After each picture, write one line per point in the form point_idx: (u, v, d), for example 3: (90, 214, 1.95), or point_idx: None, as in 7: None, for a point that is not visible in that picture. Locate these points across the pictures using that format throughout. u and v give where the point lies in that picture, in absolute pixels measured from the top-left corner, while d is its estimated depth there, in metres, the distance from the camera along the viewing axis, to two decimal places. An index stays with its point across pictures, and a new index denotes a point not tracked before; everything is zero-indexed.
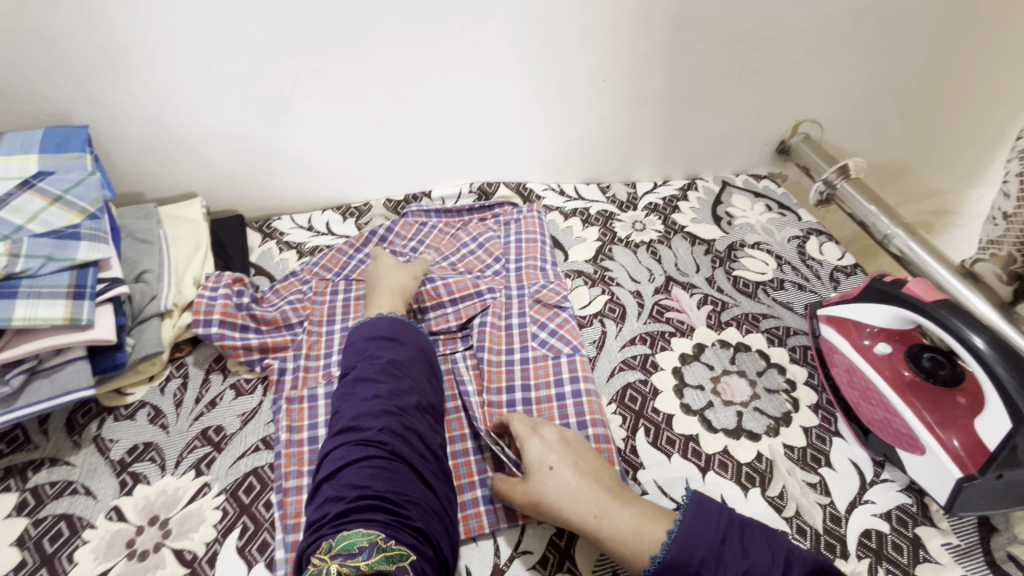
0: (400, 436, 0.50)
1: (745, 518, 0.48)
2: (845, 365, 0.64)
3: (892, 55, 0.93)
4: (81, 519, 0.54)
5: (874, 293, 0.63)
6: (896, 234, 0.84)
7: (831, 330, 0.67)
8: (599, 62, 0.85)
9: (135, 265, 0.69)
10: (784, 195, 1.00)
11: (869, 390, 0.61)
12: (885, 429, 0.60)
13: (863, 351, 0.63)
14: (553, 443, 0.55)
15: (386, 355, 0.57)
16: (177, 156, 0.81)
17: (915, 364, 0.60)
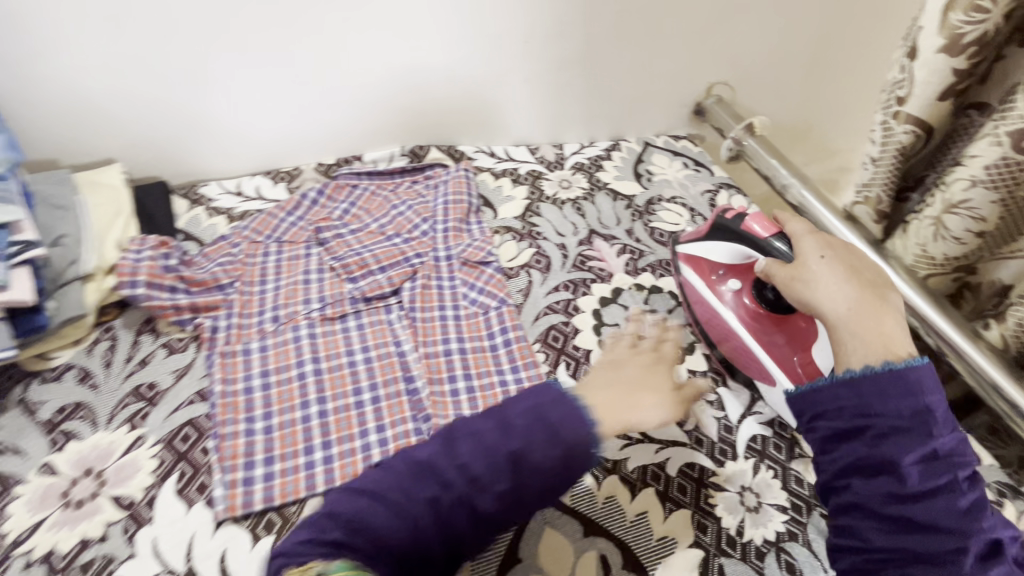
0: None
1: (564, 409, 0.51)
2: (705, 306, 0.69)
3: (791, 21, 1.01)
4: (13, 475, 0.54)
5: (721, 231, 0.66)
6: (792, 183, 0.92)
7: (690, 271, 0.71)
8: (520, 24, 0.88)
9: (51, 229, 0.68)
10: (700, 154, 1.07)
11: (722, 325, 0.67)
12: (745, 364, 0.66)
13: (713, 287, 0.68)
14: (816, 243, 0.57)
15: None
16: (93, 120, 0.79)
17: (762, 298, 0.65)
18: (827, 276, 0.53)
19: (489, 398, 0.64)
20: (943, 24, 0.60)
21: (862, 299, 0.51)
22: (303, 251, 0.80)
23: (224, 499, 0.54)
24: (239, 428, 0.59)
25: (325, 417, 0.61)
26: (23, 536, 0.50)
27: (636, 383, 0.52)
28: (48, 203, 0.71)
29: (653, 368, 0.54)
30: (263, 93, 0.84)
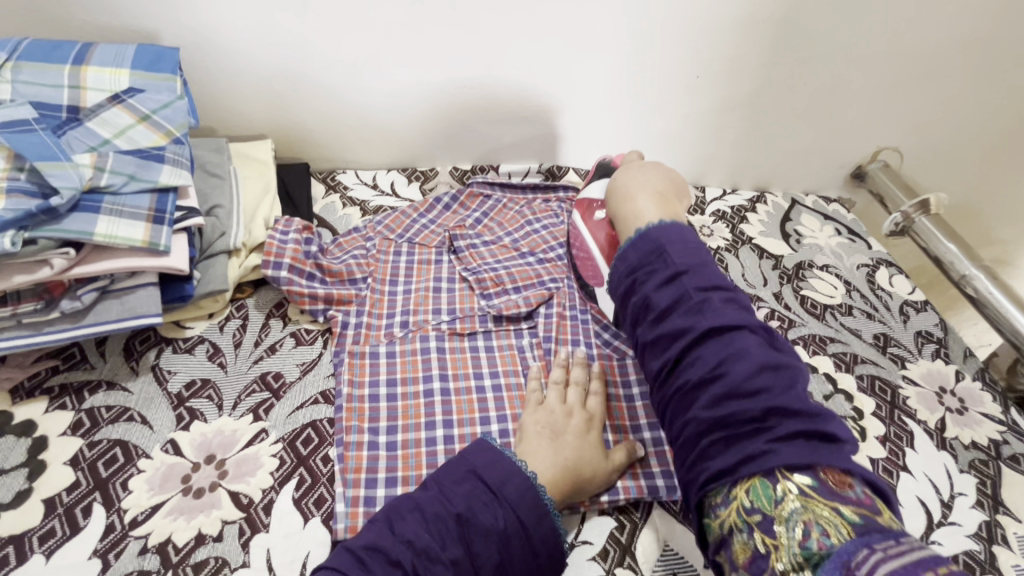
0: None
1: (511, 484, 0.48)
2: (580, 240, 0.72)
3: (992, 94, 0.90)
4: (137, 447, 0.52)
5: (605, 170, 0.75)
6: (975, 275, 0.81)
7: (575, 214, 0.75)
8: (696, 58, 0.82)
9: (206, 199, 0.67)
10: (854, 221, 0.97)
11: (583, 249, 0.71)
12: (591, 281, 0.70)
13: (588, 226, 0.71)
14: (631, 171, 0.66)
15: (462, 504, 0.46)
16: (255, 95, 0.79)
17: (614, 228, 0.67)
18: (635, 185, 0.64)
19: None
20: None
21: (656, 202, 0.61)
22: (434, 257, 0.76)
23: (345, 518, 0.49)
24: (363, 440, 0.55)
25: (451, 444, 0.56)
26: (142, 516, 0.48)
27: (564, 456, 0.52)
28: (205, 171, 0.70)
29: (581, 432, 0.55)
30: (418, 91, 0.82)
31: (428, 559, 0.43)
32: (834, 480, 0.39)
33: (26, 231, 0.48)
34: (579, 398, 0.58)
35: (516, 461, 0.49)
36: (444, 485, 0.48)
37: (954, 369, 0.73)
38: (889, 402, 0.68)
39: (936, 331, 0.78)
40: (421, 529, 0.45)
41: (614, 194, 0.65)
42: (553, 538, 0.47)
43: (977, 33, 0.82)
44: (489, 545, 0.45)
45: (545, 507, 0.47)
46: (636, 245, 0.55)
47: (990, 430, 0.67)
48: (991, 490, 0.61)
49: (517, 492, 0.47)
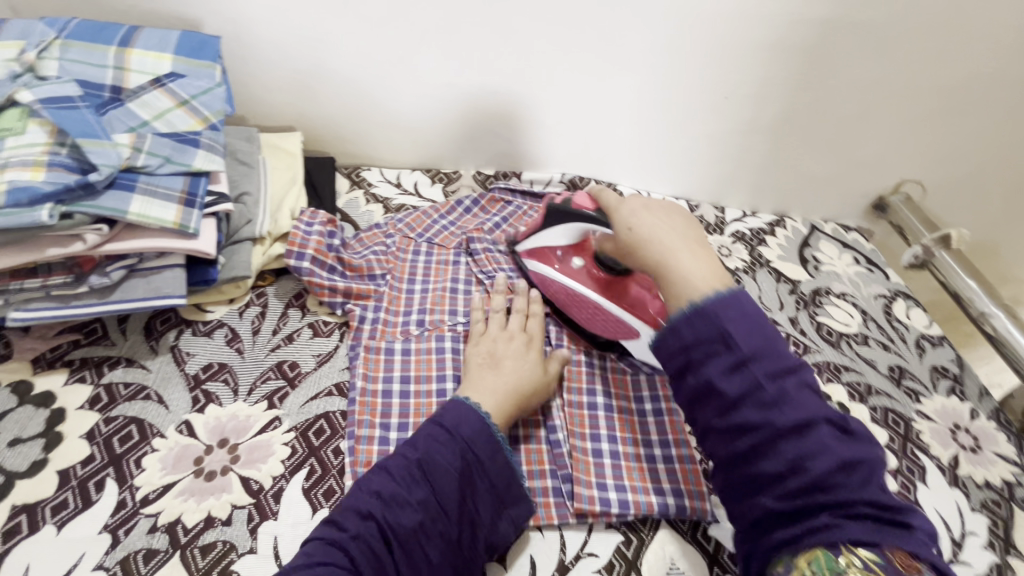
0: (367, 550, 0.43)
1: (487, 446, 0.50)
2: (553, 285, 0.68)
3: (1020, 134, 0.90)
4: (152, 426, 0.52)
5: (557, 215, 0.67)
6: (994, 313, 0.80)
7: (534, 262, 0.71)
8: (725, 79, 0.82)
9: (235, 185, 0.68)
10: (873, 252, 0.96)
11: (569, 294, 0.67)
12: (597, 326, 0.65)
13: (561, 269, 0.68)
14: (637, 209, 0.56)
15: (423, 449, 0.48)
16: (288, 88, 0.81)
17: (600, 264, 0.65)
18: (662, 232, 0.54)
19: (635, 471, 0.57)
20: None
21: (693, 252, 0.51)
22: (452, 257, 0.76)
23: None
24: (375, 435, 0.55)
25: None
26: (154, 495, 0.48)
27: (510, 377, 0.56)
28: (235, 158, 0.71)
29: (523, 354, 0.59)
30: (449, 93, 0.83)
31: (396, 505, 0.45)
32: (901, 562, 0.39)
33: (64, 205, 0.49)
34: (520, 323, 0.63)
35: (475, 408, 0.52)
36: (409, 442, 0.49)
37: (969, 406, 0.73)
38: (902, 435, 0.67)
39: (952, 367, 0.78)
40: (386, 478, 0.46)
41: (646, 249, 0.53)
42: (507, 470, 0.50)
43: (1009, 73, 0.82)
44: (451, 481, 0.47)
45: (500, 443, 0.51)
46: (691, 317, 0.47)
47: (1003, 471, 0.66)
48: (1003, 531, 0.60)
49: (480, 439, 0.50)
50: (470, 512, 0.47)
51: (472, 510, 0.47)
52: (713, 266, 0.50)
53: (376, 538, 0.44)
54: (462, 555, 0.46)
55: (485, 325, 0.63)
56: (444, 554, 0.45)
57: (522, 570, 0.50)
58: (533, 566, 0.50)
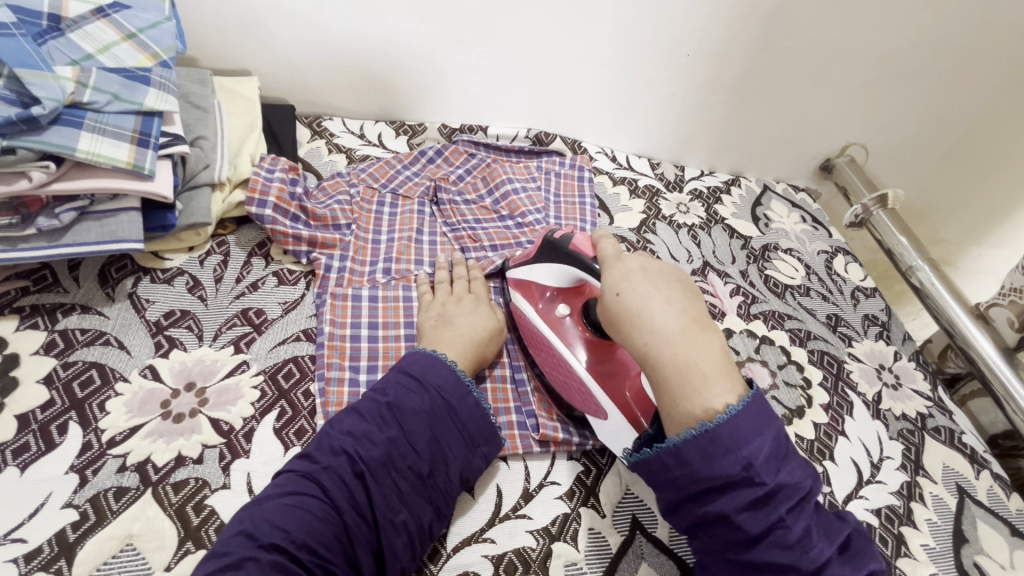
0: (340, 481, 0.45)
1: (453, 392, 0.52)
2: (532, 330, 0.61)
3: (952, 101, 0.96)
4: (114, 371, 0.52)
5: (548, 250, 0.59)
6: (920, 266, 0.88)
7: (518, 295, 0.63)
8: (688, 37, 0.83)
9: (189, 128, 0.65)
10: (818, 211, 1.02)
11: (542, 346, 0.59)
12: (569, 395, 0.57)
13: (543, 314, 0.60)
14: (632, 271, 0.48)
15: (391, 394, 0.50)
16: (244, 29, 0.77)
17: (588, 322, 0.57)
18: (650, 305, 0.45)
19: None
20: None
21: (683, 327, 0.44)
22: (417, 207, 0.76)
23: None
24: (345, 376, 0.56)
25: None
26: (120, 436, 0.48)
27: (466, 333, 0.58)
28: (188, 102, 0.68)
29: (474, 310, 0.61)
30: (412, 42, 0.81)
31: (367, 440, 0.47)
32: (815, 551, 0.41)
33: (5, 140, 0.46)
34: (464, 286, 0.65)
35: (437, 355, 0.54)
36: (375, 390, 0.51)
37: (893, 349, 0.80)
38: (835, 375, 0.74)
39: (882, 315, 0.85)
40: (357, 420, 0.48)
41: (628, 323, 0.46)
42: (477, 412, 0.52)
43: (946, 43, 0.87)
44: (420, 422, 0.49)
45: (467, 387, 0.53)
46: (701, 440, 0.41)
47: (918, 405, 0.73)
48: (914, 455, 0.68)
49: (446, 385, 0.52)
50: (439, 449, 0.49)
51: (440, 447, 0.50)
52: (709, 348, 0.44)
53: (347, 471, 0.46)
54: (432, 488, 0.48)
55: (433, 293, 0.64)
56: (413, 485, 0.47)
57: (489, 497, 0.53)
58: (500, 493, 0.53)
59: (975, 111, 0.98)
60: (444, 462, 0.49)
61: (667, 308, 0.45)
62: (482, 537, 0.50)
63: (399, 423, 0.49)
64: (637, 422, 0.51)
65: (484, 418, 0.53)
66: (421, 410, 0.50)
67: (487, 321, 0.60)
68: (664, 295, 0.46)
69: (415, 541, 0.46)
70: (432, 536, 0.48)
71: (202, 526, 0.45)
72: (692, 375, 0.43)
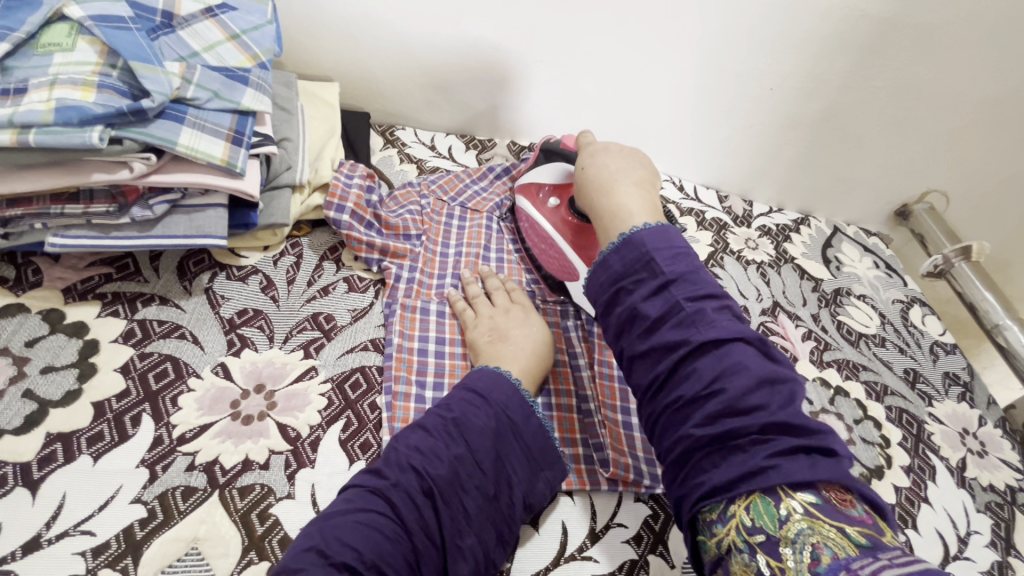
0: (408, 500, 0.43)
1: (517, 411, 0.49)
2: (529, 221, 0.71)
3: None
4: (187, 365, 0.52)
5: (546, 153, 0.71)
6: (1008, 326, 0.83)
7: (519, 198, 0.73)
8: (772, 70, 0.81)
9: (275, 129, 0.66)
10: (891, 258, 0.98)
11: (536, 231, 0.69)
12: (552, 267, 0.68)
13: (538, 206, 0.70)
14: (596, 151, 0.64)
15: (456, 410, 0.48)
16: (332, 36, 0.78)
17: (574, 209, 0.66)
18: (606, 173, 0.60)
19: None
20: None
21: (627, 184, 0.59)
22: (485, 223, 0.75)
23: None
24: (411, 392, 0.55)
25: None
26: (191, 434, 0.47)
27: (526, 348, 0.56)
28: (276, 103, 0.68)
29: (525, 321, 0.59)
30: (491, 59, 0.81)
31: (433, 456, 0.45)
32: (836, 499, 0.38)
33: (114, 130, 0.47)
34: (506, 297, 0.63)
35: (501, 371, 0.52)
36: (438, 405, 0.49)
37: (977, 413, 0.75)
38: (915, 435, 0.69)
39: (963, 374, 0.80)
40: (424, 436, 0.46)
41: (591, 185, 0.60)
42: (541, 432, 0.50)
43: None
44: (486, 441, 0.47)
45: (531, 406, 0.51)
46: (622, 247, 0.51)
47: (1007, 476, 0.68)
48: (1004, 532, 0.62)
49: (511, 405, 0.50)
50: (504, 470, 0.47)
51: (505, 468, 0.47)
52: (646, 198, 0.57)
53: (414, 488, 0.44)
54: (499, 511, 0.46)
55: (486, 303, 0.62)
56: (479, 508, 0.45)
57: (554, 533, 0.50)
58: (565, 531, 0.50)
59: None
60: (508, 484, 0.47)
61: (614, 172, 0.60)
62: None
63: (462, 441, 0.46)
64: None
65: (546, 438, 0.50)
66: (484, 427, 0.47)
67: (543, 334, 0.59)
68: (616, 163, 0.62)
69: (480, 568, 0.44)
70: (495, 565, 0.45)
71: (266, 537, 0.44)
72: (619, 213, 0.56)
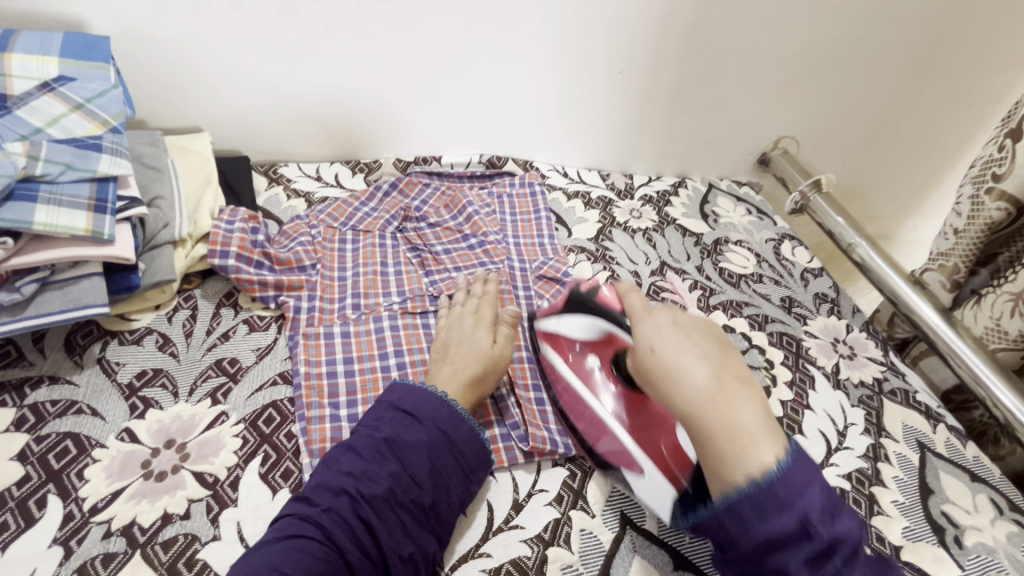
0: (344, 525, 0.46)
1: (451, 425, 0.53)
2: (560, 379, 0.63)
3: (932, 81, 1.04)
4: (90, 438, 0.52)
5: (576, 303, 0.64)
6: (859, 243, 0.93)
7: (546, 348, 0.65)
8: (619, 54, 0.89)
9: (146, 190, 0.66)
10: (762, 202, 1.08)
11: (576, 401, 0.61)
12: (587, 428, 0.60)
13: (573, 367, 0.63)
14: (664, 326, 0.51)
15: (386, 429, 0.51)
16: (194, 88, 0.78)
17: (620, 373, 0.60)
18: (674, 344, 0.50)
19: None
20: None
21: (718, 382, 0.46)
22: (378, 241, 0.78)
23: None
24: (326, 413, 0.57)
25: (404, 368, 0.63)
26: (102, 503, 0.48)
27: (460, 360, 0.58)
28: (142, 164, 0.68)
29: (475, 334, 0.61)
30: (360, 86, 0.85)
31: (369, 479, 0.48)
32: None
33: None
34: (475, 305, 0.65)
35: (428, 388, 0.55)
36: (366, 424, 0.52)
37: (844, 323, 0.85)
38: (794, 353, 0.78)
39: (831, 292, 0.90)
40: (355, 459, 0.49)
41: (662, 379, 0.48)
42: (476, 441, 0.53)
43: (888, 52, 0.99)
44: (420, 456, 0.50)
45: (461, 416, 0.54)
46: (755, 496, 0.41)
47: (873, 370, 0.78)
48: (876, 418, 0.72)
49: (441, 419, 0.52)
50: (442, 480, 0.50)
51: (442, 479, 0.50)
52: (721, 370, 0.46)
53: (347, 512, 0.46)
54: (434, 518, 0.49)
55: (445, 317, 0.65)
56: (417, 518, 0.48)
57: (479, 512, 0.54)
58: (490, 508, 0.54)
59: (958, 83, 1.06)
60: (446, 491, 0.50)
61: (701, 362, 0.47)
62: (478, 552, 0.51)
63: (398, 462, 0.49)
64: (676, 478, 0.53)
65: (479, 442, 0.53)
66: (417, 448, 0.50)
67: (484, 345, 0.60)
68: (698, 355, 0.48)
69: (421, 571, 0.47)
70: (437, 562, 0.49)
71: None
72: (739, 433, 0.43)
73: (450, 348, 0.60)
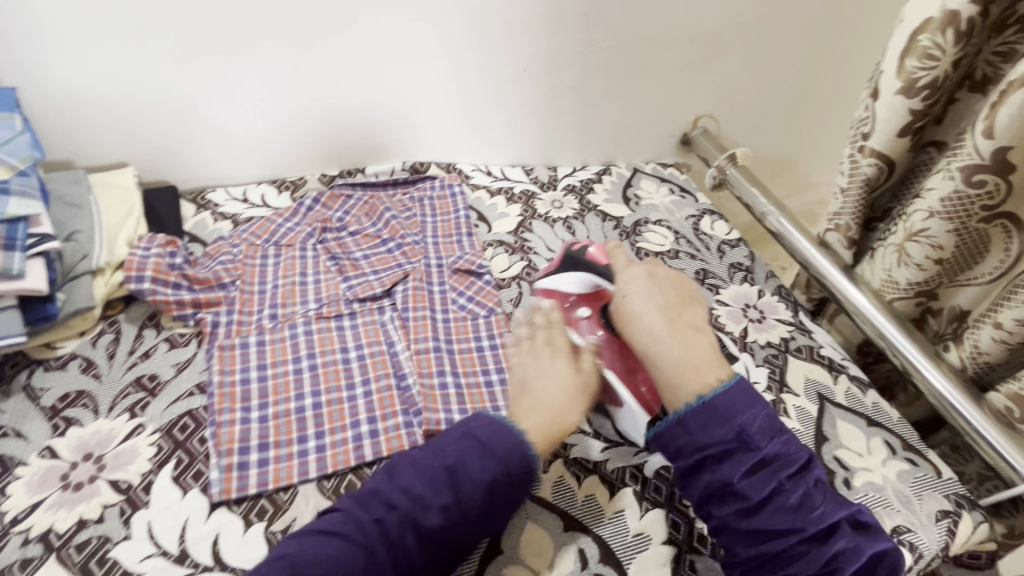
0: (387, 538, 0.47)
1: (525, 461, 0.52)
2: None
3: (834, 46, 1.08)
4: (14, 458, 0.56)
5: (572, 262, 0.68)
6: (770, 212, 0.97)
7: (534, 298, 0.69)
8: (522, 53, 0.94)
9: (64, 225, 0.70)
10: (686, 181, 1.12)
11: None
12: None
13: (546, 315, 0.66)
14: (640, 276, 0.62)
15: (450, 457, 0.51)
16: (112, 126, 0.83)
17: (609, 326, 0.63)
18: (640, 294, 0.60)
19: None
20: (899, 69, 0.65)
21: (673, 328, 0.58)
22: (299, 254, 0.82)
23: (219, 482, 0.56)
24: (236, 417, 0.61)
25: (316, 370, 0.67)
26: (22, 515, 0.53)
27: (552, 402, 0.56)
28: (64, 202, 0.73)
29: (554, 369, 0.58)
30: (274, 107, 0.89)
31: (423, 505, 0.49)
32: None
33: None
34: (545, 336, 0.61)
35: (505, 426, 0.54)
36: (439, 444, 0.53)
37: (757, 289, 0.89)
38: None
39: (745, 261, 0.94)
40: (415, 476, 0.50)
41: (634, 321, 0.59)
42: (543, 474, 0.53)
43: (783, 25, 1.03)
44: (477, 490, 0.50)
45: (534, 455, 0.53)
46: (701, 411, 0.52)
47: (781, 331, 0.81)
48: (779, 375, 0.75)
49: (512, 455, 0.52)
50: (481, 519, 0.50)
51: (492, 510, 0.51)
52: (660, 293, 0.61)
53: (387, 520, 0.48)
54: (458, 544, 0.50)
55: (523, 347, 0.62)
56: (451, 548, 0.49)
57: None
58: None
59: (862, 45, 1.09)
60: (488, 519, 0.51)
61: (655, 309, 0.59)
62: None
63: (453, 496, 0.49)
64: (654, 409, 0.60)
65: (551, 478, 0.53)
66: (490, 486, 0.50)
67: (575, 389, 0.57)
68: (655, 307, 0.59)
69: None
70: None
71: None
72: (683, 363, 0.55)
73: (533, 381, 0.58)
